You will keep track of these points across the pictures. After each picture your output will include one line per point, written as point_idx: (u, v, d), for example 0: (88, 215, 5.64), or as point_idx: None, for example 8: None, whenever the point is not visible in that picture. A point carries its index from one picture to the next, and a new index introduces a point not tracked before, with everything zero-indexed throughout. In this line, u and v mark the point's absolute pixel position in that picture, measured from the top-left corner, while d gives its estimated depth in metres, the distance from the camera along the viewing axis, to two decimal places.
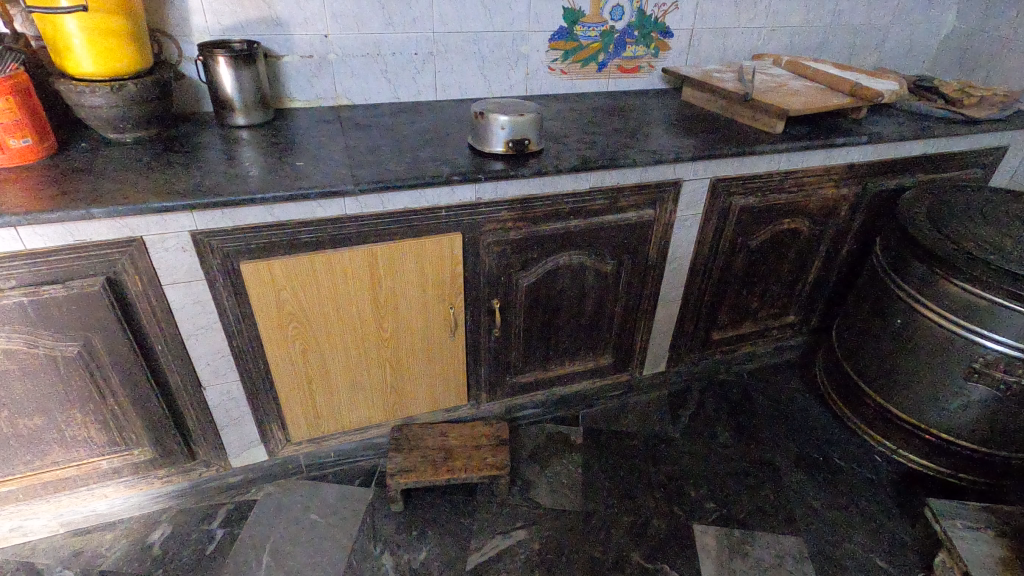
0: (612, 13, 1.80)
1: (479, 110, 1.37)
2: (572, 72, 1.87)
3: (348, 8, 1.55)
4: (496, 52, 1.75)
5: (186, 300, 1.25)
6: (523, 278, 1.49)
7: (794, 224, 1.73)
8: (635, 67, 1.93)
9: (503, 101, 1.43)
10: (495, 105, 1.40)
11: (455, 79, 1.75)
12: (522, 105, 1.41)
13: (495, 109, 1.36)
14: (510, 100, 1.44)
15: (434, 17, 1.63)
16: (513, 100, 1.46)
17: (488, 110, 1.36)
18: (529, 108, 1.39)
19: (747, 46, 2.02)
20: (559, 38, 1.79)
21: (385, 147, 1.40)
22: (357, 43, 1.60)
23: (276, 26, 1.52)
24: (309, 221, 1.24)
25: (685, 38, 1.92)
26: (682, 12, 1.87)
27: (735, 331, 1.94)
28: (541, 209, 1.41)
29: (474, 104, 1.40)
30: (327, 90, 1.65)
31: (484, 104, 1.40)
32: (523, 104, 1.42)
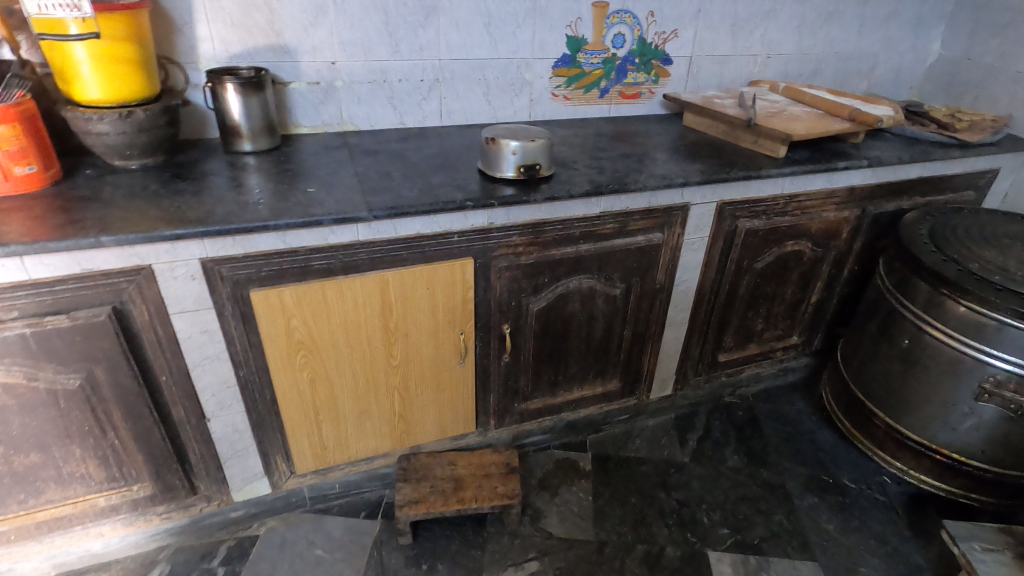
0: (613, 41, 1.83)
1: (490, 135, 1.38)
2: (575, 98, 1.89)
3: (357, 36, 1.56)
4: (501, 79, 1.76)
5: (194, 329, 1.22)
6: (534, 303, 1.48)
7: (798, 247, 1.75)
8: (636, 93, 1.96)
9: (513, 127, 1.44)
10: (506, 131, 1.41)
11: (460, 105, 1.77)
12: (533, 131, 1.42)
13: (506, 135, 1.37)
14: (520, 127, 1.45)
15: (441, 45, 1.65)
16: (523, 126, 1.46)
17: (499, 135, 1.37)
18: (540, 134, 1.40)
19: (744, 73, 2.07)
20: (562, 65, 1.81)
21: (396, 173, 1.40)
22: (364, 70, 1.61)
23: (284, 54, 1.52)
24: (321, 248, 1.22)
25: (684, 66, 1.96)
26: (681, 40, 1.91)
27: (741, 353, 1.93)
28: (552, 234, 1.41)
29: (485, 130, 1.41)
30: (333, 116, 1.65)
31: (494, 130, 1.41)
32: (534, 130, 1.43)
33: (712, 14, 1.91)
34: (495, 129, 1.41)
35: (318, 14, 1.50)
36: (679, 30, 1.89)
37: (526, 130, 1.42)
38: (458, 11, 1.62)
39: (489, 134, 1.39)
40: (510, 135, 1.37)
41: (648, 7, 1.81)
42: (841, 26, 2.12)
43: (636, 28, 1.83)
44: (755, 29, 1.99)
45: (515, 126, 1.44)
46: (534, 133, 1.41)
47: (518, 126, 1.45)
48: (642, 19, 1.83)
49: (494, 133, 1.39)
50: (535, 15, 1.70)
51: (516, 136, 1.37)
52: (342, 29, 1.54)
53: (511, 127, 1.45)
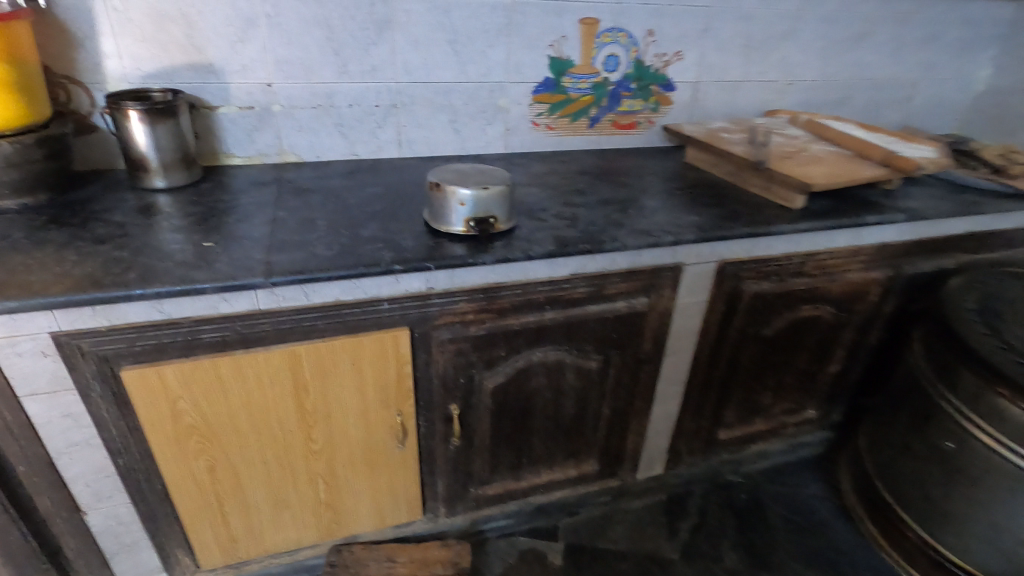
0: (605, 63, 1.58)
1: (437, 179, 1.13)
2: (560, 127, 1.64)
3: (295, 54, 1.34)
4: (469, 105, 1.52)
5: (53, 412, 0.99)
6: (487, 379, 1.23)
7: (815, 312, 1.46)
8: (631, 123, 1.70)
9: (468, 168, 1.19)
10: (457, 172, 1.15)
11: (422, 134, 1.53)
12: (492, 173, 1.17)
13: (455, 180, 1.11)
14: (476, 166, 1.20)
15: (397, 65, 1.42)
16: (481, 166, 1.21)
17: (447, 179, 1.12)
18: (499, 178, 1.15)
19: (759, 101, 1.79)
20: (543, 90, 1.57)
21: (324, 220, 1.16)
22: (305, 94, 1.39)
23: (209, 74, 1.30)
24: (210, 318, 0.98)
25: (688, 92, 1.70)
26: (685, 63, 1.65)
27: (745, 429, 1.65)
28: (508, 299, 1.15)
29: (432, 172, 1.16)
30: (270, 145, 1.43)
31: (443, 172, 1.16)
32: (492, 172, 1.17)
33: (722, 33, 1.64)
34: (445, 170, 1.17)
35: (247, 29, 1.28)
36: (682, 52, 1.63)
37: (482, 172, 1.17)
38: (417, 27, 1.39)
39: (436, 177, 1.14)
40: (460, 180, 1.12)
41: (646, 25, 1.56)
42: (874, 49, 1.83)
43: (631, 49, 1.58)
44: (773, 51, 1.72)
45: (470, 166, 1.19)
46: (491, 176, 1.15)
47: (475, 166, 1.20)
48: (639, 39, 1.57)
49: (442, 176, 1.14)
50: (509, 32, 1.46)
51: (467, 181, 1.11)
52: (277, 46, 1.32)
53: (466, 166, 1.20)
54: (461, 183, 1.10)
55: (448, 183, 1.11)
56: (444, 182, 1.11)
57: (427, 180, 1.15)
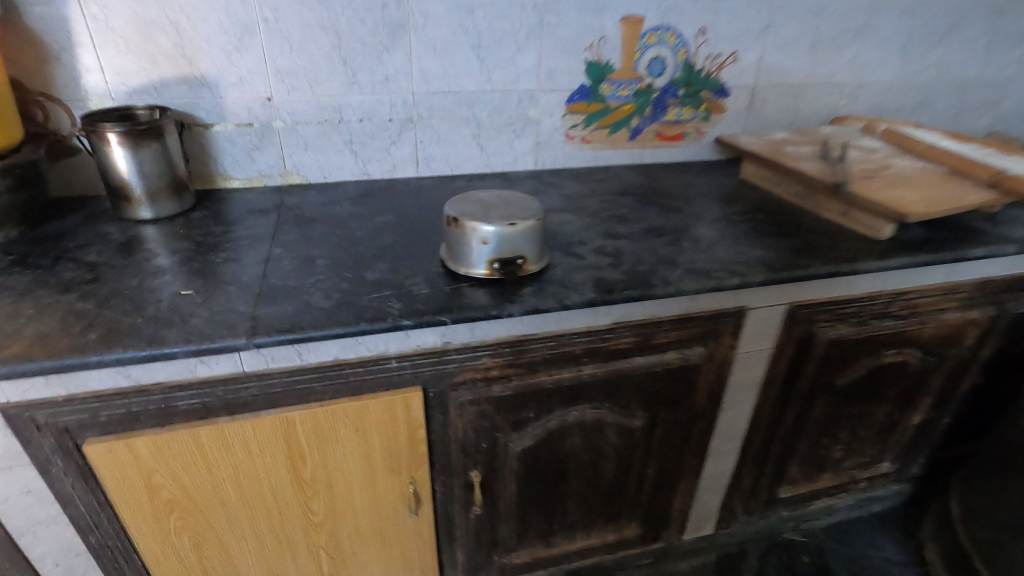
0: (650, 67, 1.38)
1: (455, 211, 0.95)
2: (597, 140, 1.45)
3: (298, 64, 1.18)
4: (495, 117, 1.34)
5: (10, 489, 0.85)
6: (515, 442, 1.05)
7: (900, 358, 1.24)
8: (678, 134, 1.50)
9: (493, 195, 1.01)
10: (479, 201, 0.97)
11: (442, 150, 1.36)
12: (521, 202, 0.98)
13: (477, 213, 0.93)
14: (503, 192, 1.02)
15: (414, 73, 1.25)
16: (508, 191, 1.03)
17: (467, 211, 0.94)
18: (530, 209, 0.96)
19: (825, 107, 1.57)
20: (579, 98, 1.38)
21: (326, 258, 1.00)
22: (311, 107, 1.23)
23: (202, 88, 1.16)
24: (187, 382, 0.83)
25: (744, 98, 1.49)
26: (742, 65, 1.44)
27: (810, 485, 1.44)
28: (540, 353, 0.97)
29: (450, 202, 0.99)
30: (272, 165, 1.27)
31: (463, 201, 0.98)
32: (521, 200, 0.99)
33: (785, 31, 1.43)
34: (465, 198, 0.99)
35: (243, 36, 1.13)
36: (739, 52, 1.42)
37: (509, 200, 0.98)
38: (435, 30, 1.22)
39: (455, 208, 0.96)
40: (482, 213, 0.94)
41: (698, 23, 1.36)
42: (962, 45, 1.59)
43: (680, 50, 1.38)
44: (844, 49, 1.50)
45: (495, 193, 1.01)
46: (520, 205, 0.97)
47: (501, 191, 1.02)
48: (689, 39, 1.37)
49: (462, 207, 0.96)
50: (540, 34, 1.28)
51: (490, 213, 0.93)
52: (277, 56, 1.16)
53: (491, 192, 1.02)
54: (484, 218, 0.92)
55: (468, 217, 0.93)
56: (463, 215, 0.93)
57: (444, 212, 0.97)
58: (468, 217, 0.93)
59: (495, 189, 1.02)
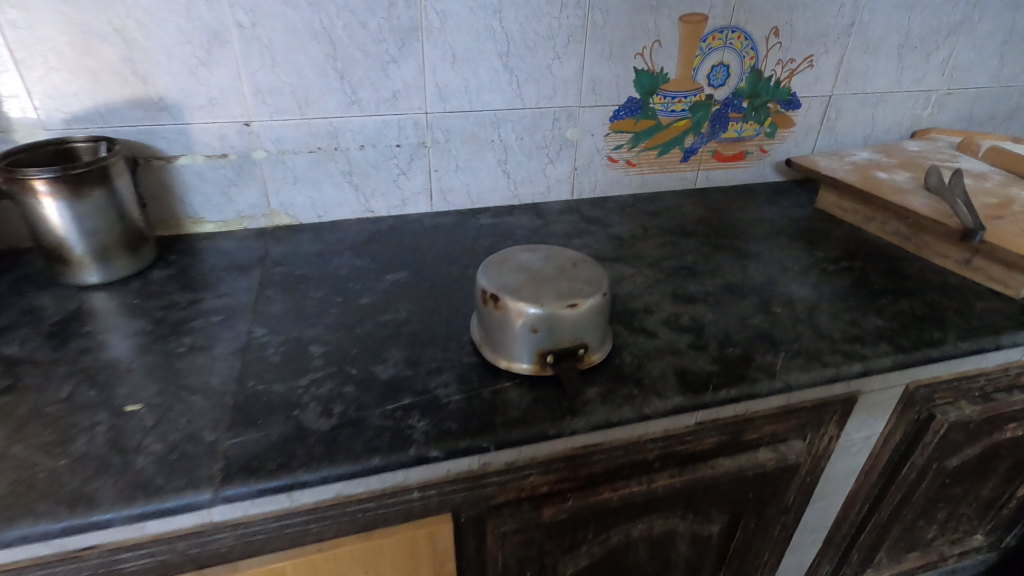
0: (711, 76, 1.14)
1: (494, 284, 0.71)
2: (644, 163, 1.21)
3: (283, 80, 0.93)
4: (526, 139, 1.11)
5: None
6: (566, 566, 0.82)
7: (1021, 432, 1.02)
8: (738, 153, 1.26)
9: (541, 257, 0.77)
10: (525, 269, 0.74)
11: (462, 180, 1.12)
12: (579, 270, 0.75)
13: (524, 288, 0.70)
14: (552, 253, 0.78)
15: (428, 89, 1.01)
16: (558, 251, 0.79)
17: (511, 285, 0.71)
18: (592, 281, 0.73)
19: (907, 118, 1.33)
20: (626, 114, 1.14)
21: (323, 342, 0.77)
22: (301, 133, 0.99)
23: (161, 112, 0.91)
24: (135, 542, 0.60)
25: (817, 110, 1.25)
26: (818, 72, 1.20)
27: (895, 567, 1.22)
28: (604, 464, 0.75)
29: (482, 267, 0.76)
30: (254, 204, 1.03)
31: (503, 268, 0.75)
32: (579, 266, 0.76)
33: (871, 30, 1.18)
34: (506, 263, 0.75)
35: (212, 47, 0.88)
36: (816, 56, 1.18)
37: (564, 267, 0.75)
38: (455, 35, 0.97)
39: (493, 279, 0.73)
40: (531, 288, 0.70)
41: (771, 21, 1.11)
42: None
43: (748, 54, 1.14)
44: (935, 50, 1.25)
45: (543, 255, 0.77)
46: (579, 275, 0.73)
47: (550, 251, 0.79)
48: (759, 41, 1.13)
49: (503, 277, 0.72)
50: (583, 37, 1.03)
51: (543, 289, 0.70)
52: (256, 71, 0.92)
53: (538, 253, 0.79)
54: (534, 296, 0.69)
55: (514, 294, 0.69)
56: (506, 291, 0.70)
57: (477, 282, 0.74)
58: (514, 294, 0.69)
59: (542, 248, 0.79)
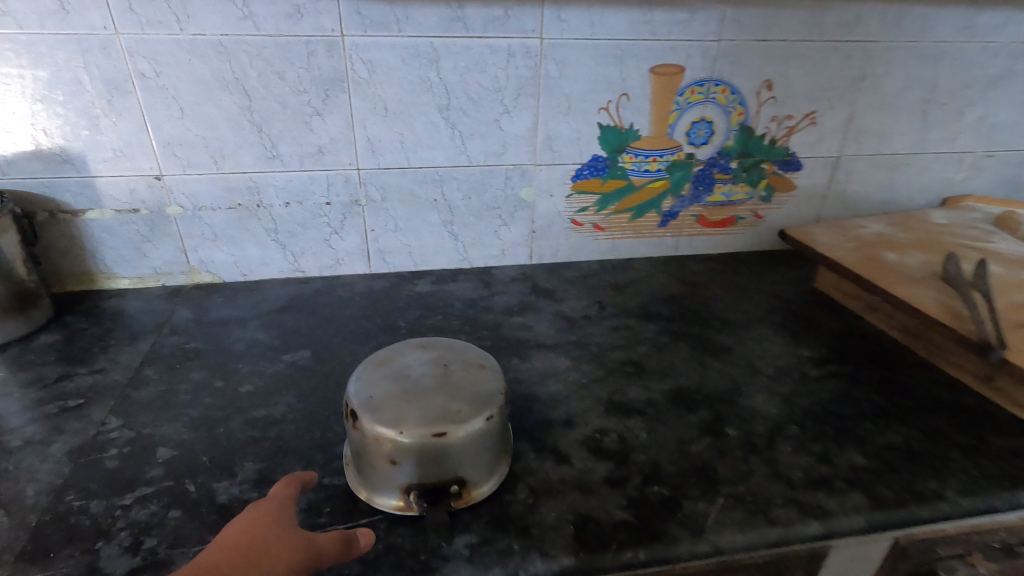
0: (691, 133, 1.00)
1: (359, 397, 0.60)
2: (614, 226, 1.07)
3: (193, 133, 0.86)
4: (473, 199, 0.99)
5: None
6: None
7: None
8: (727, 218, 1.10)
9: (430, 361, 0.64)
10: (402, 377, 0.61)
11: (402, 241, 1.01)
12: (468, 381, 0.62)
13: (388, 406, 0.58)
14: (446, 355, 0.65)
15: (358, 144, 0.91)
16: (456, 351, 0.67)
17: (375, 400, 0.59)
18: (479, 397, 0.60)
19: (935, 183, 1.14)
20: (590, 174, 1.00)
21: (175, 443, 0.66)
22: (217, 188, 0.90)
23: (62, 164, 0.85)
24: None
25: (822, 172, 1.08)
26: (822, 130, 1.04)
27: None
28: None
29: (358, 370, 0.64)
30: (170, 260, 0.95)
31: (378, 374, 0.62)
32: (470, 374, 0.62)
33: (887, 84, 1.01)
34: (385, 368, 0.63)
35: (112, 97, 0.82)
36: (819, 112, 1.02)
37: (451, 376, 0.62)
38: (385, 87, 0.87)
39: (362, 389, 0.61)
40: (397, 407, 0.58)
41: (761, 73, 0.96)
42: None
43: (735, 110, 0.99)
44: (969, 107, 1.07)
45: (434, 357, 0.65)
46: (465, 388, 0.60)
47: (446, 352, 0.66)
48: (748, 95, 0.98)
49: (372, 388, 0.60)
50: (535, 90, 0.91)
51: (410, 409, 0.57)
52: (162, 122, 0.84)
53: (431, 354, 0.66)
54: (396, 419, 0.56)
55: (374, 414, 0.57)
56: (367, 409, 0.58)
57: (346, 390, 0.62)
58: (374, 415, 0.57)
59: (436, 349, 0.66)
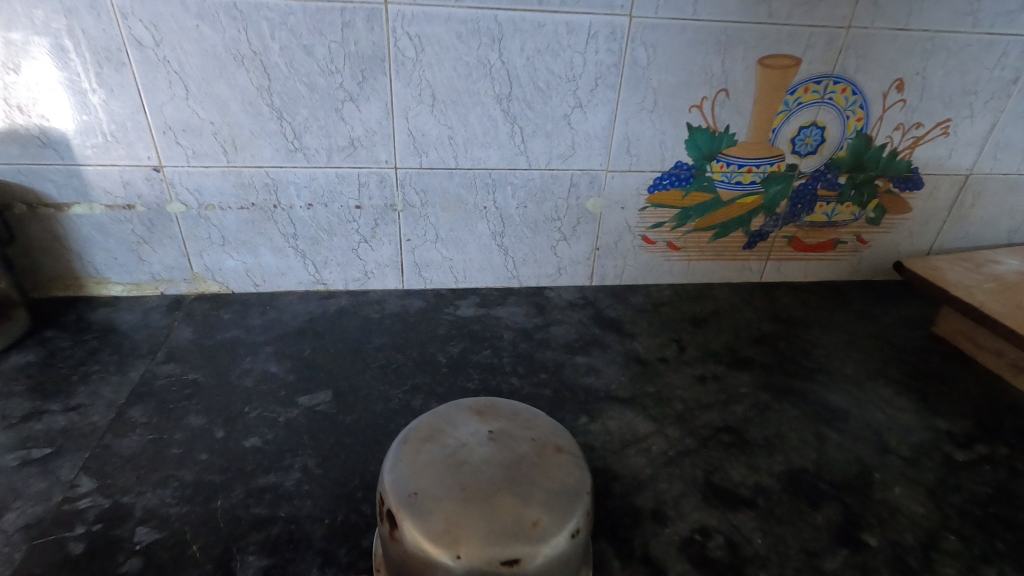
0: (797, 141, 0.82)
1: (399, 492, 0.44)
2: (692, 247, 0.90)
3: (200, 117, 0.70)
4: (530, 208, 0.83)
5: None
6: None
7: None
8: (826, 242, 0.93)
9: (491, 436, 0.48)
10: (454, 463, 0.45)
11: (442, 253, 0.85)
12: (543, 471, 0.46)
13: (437, 511, 0.42)
14: (510, 429, 0.49)
15: (397, 137, 0.75)
16: (523, 422, 0.50)
17: (421, 500, 0.43)
18: (559, 500, 0.44)
19: None
20: (670, 185, 0.84)
21: (159, 522, 0.52)
22: (227, 184, 0.75)
23: (42, 149, 0.70)
24: None
25: (946, 192, 0.90)
26: (954, 142, 0.85)
27: None
28: None
29: (395, 443, 0.49)
30: (170, 266, 0.81)
31: (423, 455, 0.47)
32: (546, 462, 0.46)
33: None
34: (431, 446, 0.47)
35: (103, 70, 0.66)
36: (954, 121, 0.83)
37: (520, 463, 0.46)
38: (435, 70, 0.71)
39: (402, 478, 0.45)
40: (451, 512, 0.42)
41: (893, 71, 0.78)
42: None
43: (854, 114, 0.81)
44: None
45: (496, 431, 0.49)
46: (540, 486, 0.44)
47: (510, 423, 0.50)
48: (873, 97, 0.80)
49: (415, 479, 0.45)
50: (616, 80, 0.74)
51: (468, 518, 0.42)
52: (163, 103, 0.69)
53: (490, 425, 0.50)
54: (449, 535, 0.41)
55: (421, 523, 0.42)
56: (410, 514, 0.43)
57: (380, 475, 0.47)
58: (420, 523, 0.42)
59: (497, 418, 0.50)
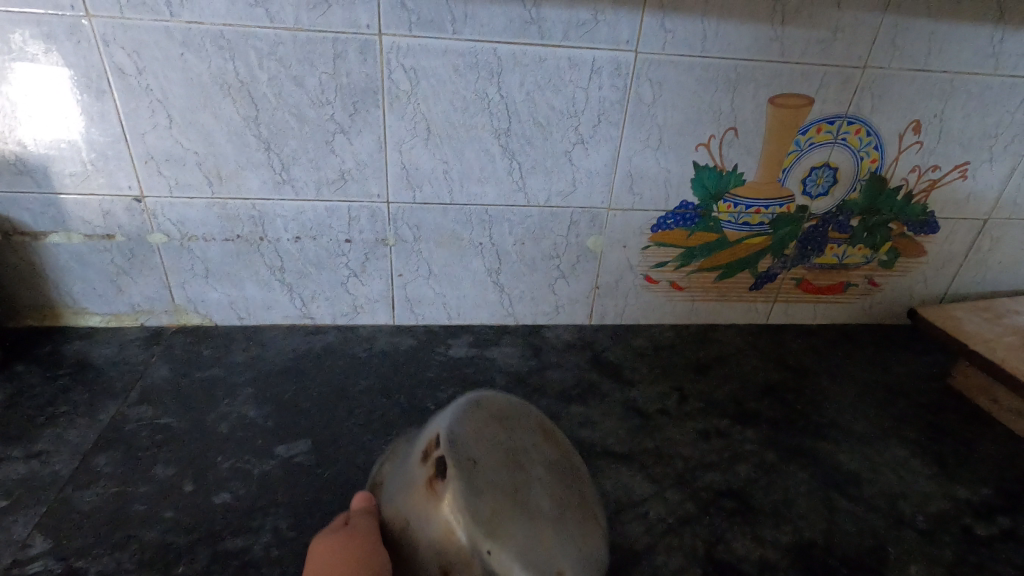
0: (808, 181, 0.78)
1: (458, 450, 0.42)
2: (696, 287, 0.86)
3: (184, 147, 0.67)
4: (528, 245, 0.79)
5: None
6: None
7: None
8: (836, 285, 0.89)
9: (551, 458, 0.47)
10: (515, 462, 0.44)
11: (435, 289, 0.81)
12: (583, 529, 0.44)
13: (492, 494, 0.41)
14: (570, 464, 0.48)
15: (390, 171, 0.71)
16: (578, 466, 0.49)
17: (478, 472, 0.42)
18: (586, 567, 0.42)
19: None
20: (675, 224, 0.80)
21: None
22: (211, 214, 0.72)
23: (18, 176, 0.67)
24: None
25: (963, 237, 0.86)
26: (972, 186, 0.82)
27: None
28: None
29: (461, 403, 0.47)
30: (151, 297, 0.77)
31: (489, 431, 0.45)
32: (588, 522, 0.45)
33: None
34: (501, 428, 0.46)
35: (84, 98, 0.64)
36: (972, 164, 0.80)
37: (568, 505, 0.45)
38: (431, 104, 0.68)
39: (463, 436, 0.43)
40: (498, 507, 0.41)
41: (911, 112, 0.75)
42: None
43: (868, 155, 0.77)
44: None
45: (559, 455, 0.48)
46: (578, 541, 0.43)
47: (567, 459, 0.49)
48: (888, 138, 0.76)
49: (479, 449, 0.43)
50: (620, 117, 0.71)
51: (513, 525, 0.40)
52: (145, 132, 0.66)
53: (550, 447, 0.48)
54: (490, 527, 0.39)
55: (469, 493, 0.40)
56: (462, 477, 0.41)
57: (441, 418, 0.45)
58: (468, 493, 0.40)
59: (559, 445, 0.49)
